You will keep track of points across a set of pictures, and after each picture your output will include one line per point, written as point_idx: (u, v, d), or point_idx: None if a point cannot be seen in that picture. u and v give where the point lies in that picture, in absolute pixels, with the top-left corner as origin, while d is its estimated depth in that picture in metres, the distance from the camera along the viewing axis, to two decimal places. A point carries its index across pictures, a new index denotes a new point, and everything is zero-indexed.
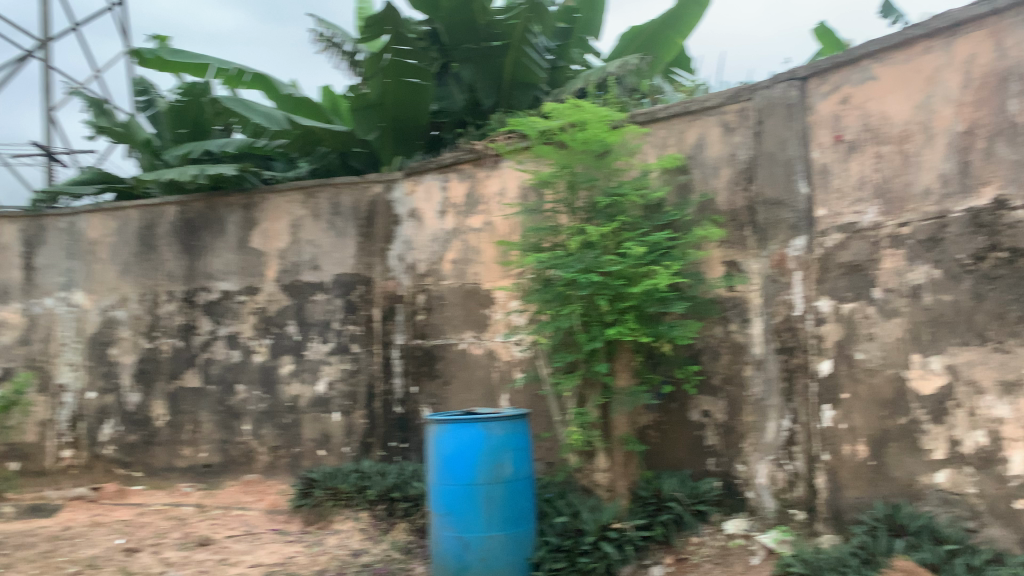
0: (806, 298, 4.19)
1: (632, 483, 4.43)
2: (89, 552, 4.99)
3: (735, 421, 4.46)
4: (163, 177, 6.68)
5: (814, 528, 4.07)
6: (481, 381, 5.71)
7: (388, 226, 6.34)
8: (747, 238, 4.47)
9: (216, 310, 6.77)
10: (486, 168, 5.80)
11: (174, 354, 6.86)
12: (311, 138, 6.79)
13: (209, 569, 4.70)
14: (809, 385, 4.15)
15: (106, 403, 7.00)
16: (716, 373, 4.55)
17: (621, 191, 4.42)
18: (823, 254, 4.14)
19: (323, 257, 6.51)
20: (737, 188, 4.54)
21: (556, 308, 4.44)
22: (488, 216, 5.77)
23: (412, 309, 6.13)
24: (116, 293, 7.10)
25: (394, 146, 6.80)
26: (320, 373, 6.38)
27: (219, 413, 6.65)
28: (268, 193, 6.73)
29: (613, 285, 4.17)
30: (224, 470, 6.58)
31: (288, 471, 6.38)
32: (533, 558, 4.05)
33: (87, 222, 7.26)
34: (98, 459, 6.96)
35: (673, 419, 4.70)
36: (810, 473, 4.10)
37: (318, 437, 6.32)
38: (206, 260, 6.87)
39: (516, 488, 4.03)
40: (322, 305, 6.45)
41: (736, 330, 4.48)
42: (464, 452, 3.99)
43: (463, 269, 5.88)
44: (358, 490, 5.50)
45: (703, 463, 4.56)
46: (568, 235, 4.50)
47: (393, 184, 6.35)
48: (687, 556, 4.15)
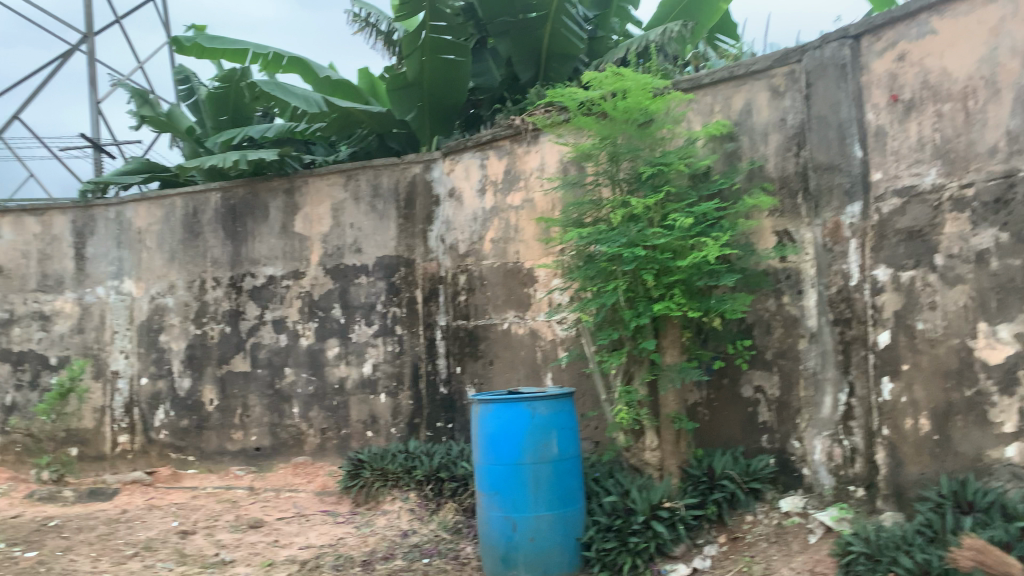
0: (863, 267, 4.02)
1: (683, 461, 4.32)
2: (145, 534, 5.08)
3: (789, 396, 4.31)
4: (205, 163, 6.71)
5: (875, 506, 3.92)
6: (526, 360, 5.64)
7: (429, 206, 6.29)
8: (799, 206, 4.30)
9: (262, 295, 6.82)
10: (525, 144, 5.70)
11: (222, 339, 6.93)
12: (350, 120, 6.76)
13: (261, 551, 4.74)
14: (867, 358, 3.98)
15: (159, 388, 7.12)
16: (769, 347, 4.39)
17: (666, 160, 4.28)
18: (880, 220, 3.96)
19: (365, 239, 6.49)
20: (787, 155, 4.36)
21: (600, 284, 4.33)
22: (528, 192, 5.68)
23: (454, 290, 6.08)
24: (165, 281, 7.19)
25: (432, 125, 6.72)
26: (366, 356, 6.38)
27: (268, 396, 6.70)
28: (309, 177, 6.72)
29: (658, 259, 4.05)
30: (274, 453, 6.65)
31: (337, 453, 6.41)
32: (582, 538, 3.98)
33: (134, 211, 7.36)
34: (152, 443, 7.10)
35: (724, 395, 4.56)
36: (870, 448, 3.95)
37: (365, 419, 6.33)
38: (250, 245, 6.90)
39: (563, 468, 3.96)
40: (365, 288, 6.44)
41: (789, 303, 4.32)
42: (509, 432, 3.93)
43: (504, 248, 5.80)
44: (406, 471, 5.49)
45: (756, 440, 4.42)
46: (612, 209, 4.37)
47: (432, 164, 6.28)
48: (741, 535, 4.04)
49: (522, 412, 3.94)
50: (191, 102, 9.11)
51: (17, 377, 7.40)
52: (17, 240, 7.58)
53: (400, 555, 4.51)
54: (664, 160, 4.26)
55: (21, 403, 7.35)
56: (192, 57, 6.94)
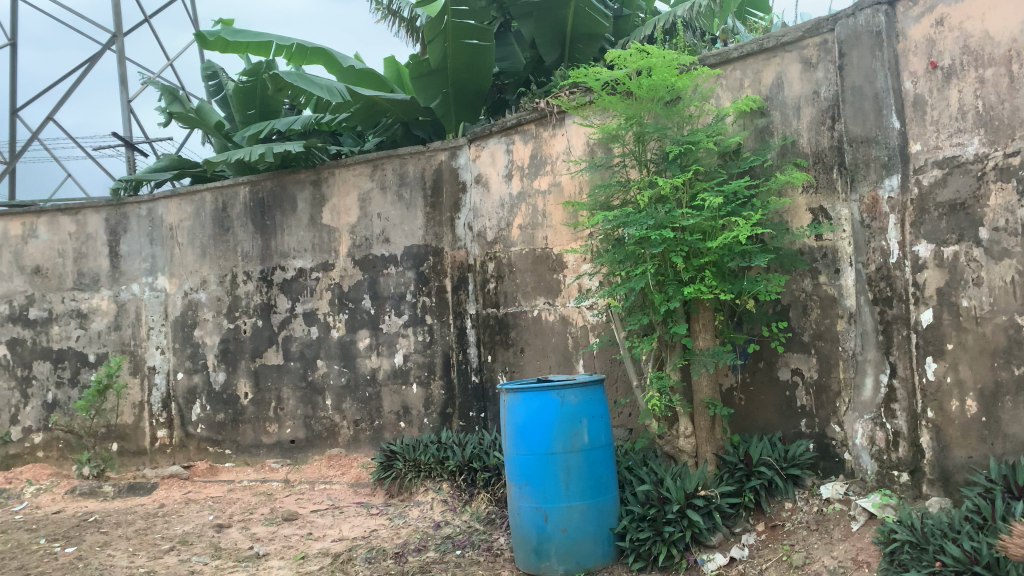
0: (902, 243, 3.85)
1: (718, 448, 4.20)
2: (181, 528, 5.12)
3: (827, 379, 4.17)
4: (232, 157, 6.71)
5: (921, 491, 3.78)
6: (557, 348, 5.56)
7: (455, 194, 6.21)
8: (834, 182, 4.14)
9: (293, 288, 6.82)
10: (551, 127, 5.59)
11: (255, 333, 6.96)
12: (374, 109, 6.71)
13: (295, 544, 4.74)
14: (909, 338, 3.82)
15: (195, 383, 7.18)
16: (805, 329, 4.25)
17: (693, 138, 4.14)
18: (920, 194, 3.79)
19: (392, 229, 6.44)
20: (821, 129, 4.20)
21: (629, 268, 4.21)
22: (554, 177, 5.57)
23: (483, 278, 6.01)
24: (197, 276, 7.24)
25: (457, 112, 6.64)
26: (397, 346, 6.35)
27: (301, 388, 6.72)
28: (335, 168, 6.70)
29: (688, 240, 3.93)
30: (309, 445, 6.67)
31: (371, 444, 6.41)
32: (616, 527, 3.90)
33: (165, 207, 7.41)
34: (190, 437, 7.17)
35: (760, 379, 4.42)
36: (913, 432, 3.80)
37: (398, 409, 6.31)
38: (280, 239, 6.91)
39: (594, 457, 3.87)
40: (394, 278, 6.41)
41: (826, 282, 4.17)
42: (538, 421, 3.85)
43: (532, 234, 5.71)
44: (438, 462, 5.44)
45: (795, 425, 4.28)
46: (639, 190, 4.25)
47: (458, 151, 6.20)
48: (780, 523, 3.91)
49: (551, 401, 3.86)
50: (219, 97, 9.15)
51: (57, 374, 7.53)
52: (53, 240, 7.69)
53: (432, 547, 4.47)
54: (692, 138, 4.13)
55: (62, 400, 7.48)
56: (216, 51, 6.92)
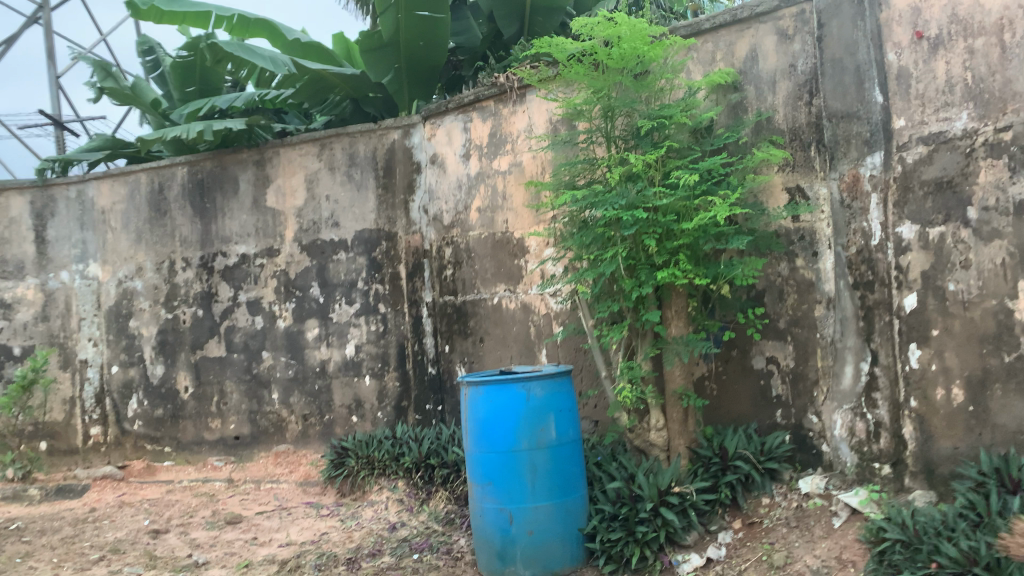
0: (885, 224, 3.67)
1: (691, 441, 3.97)
2: (112, 535, 4.71)
3: (804, 368, 3.97)
4: (167, 135, 6.24)
5: (903, 484, 3.60)
6: (518, 337, 5.28)
7: (409, 174, 5.88)
8: (812, 160, 3.93)
9: (236, 275, 6.41)
10: (511, 104, 5.29)
11: (195, 323, 6.53)
12: (322, 85, 6.32)
13: (238, 551, 4.38)
14: (892, 324, 3.64)
15: (131, 376, 6.73)
16: (782, 315, 4.03)
17: (666, 112, 3.88)
18: (904, 171, 3.60)
19: (342, 212, 6.08)
20: (797, 104, 3.98)
21: (597, 252, 3.94)
22: (515, 156, 5.28)
23: (439, 264, 5.69)
24: (132, 263, 6.77)
25: (410, 89, 6.30)
26: (348, 336, 5.99)
27: (246, 382, 6.33)
28: (280, 147, 6.30)
29: (662, 222, 3.67)
30: (255, 442, 6.28)
31: (320, 440, 6.05)
32: (586, 528, 3.65)
33: (96, 189, 6.91)
34: (126, 435, 6.72)
35: (733, 368, 4.20)
36: (896, 422, 3.62)
37: (349, 403, 5.96)
38: (221, 223, 6.49)
39: (562, 454, 3.61)
40: (344, 264, 6.04)
41: (804, 266, 3.96)
42: (501, 416, 3.57)
43: (492, 217, 5.42)
44: (393, 459, 5.14)
45: (770, 415, 4.08)
46: (608, 169, 3.98)
47: (412, 129, 5.86)
48: (758, 520, 3.71)
49: (516, 395, 3.58)
50: (157, 75, 8.62)
51: None
52: None
53: (387, 552, 4.16)
54: (664, 112, 3.88)
55: None
56: (151, 22, 6.41)
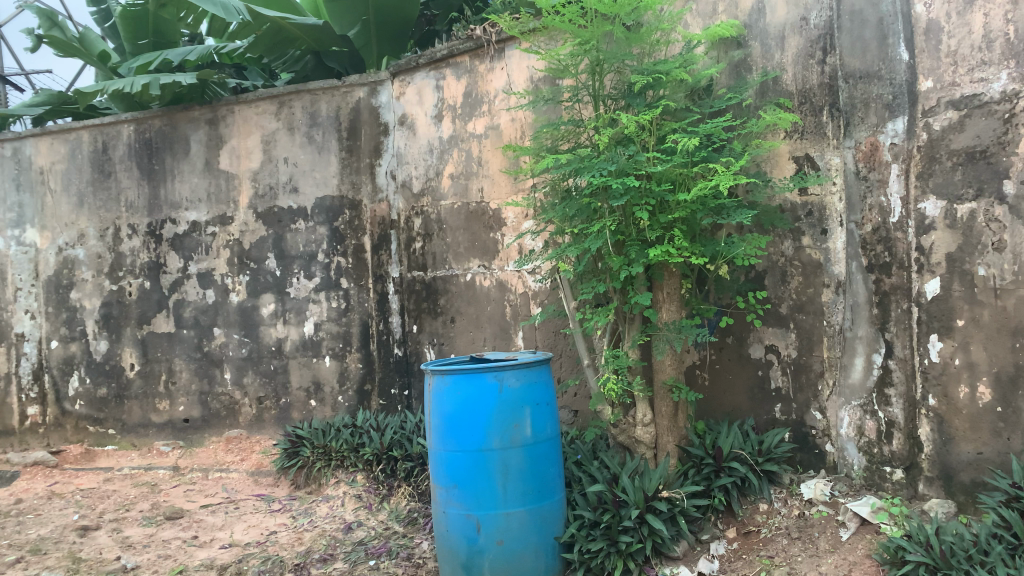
0: (906, 199, 3.26)
1: (681, 438, 3.55)
2: (35, 532, 4.22)
3: (808, 359, 3.57)
4: (110, 89, 5.67)
5: (917, 490, 3.23)
6: (492, 318, 4.84)
7: (375, 137, 5.37)
8: (824, 126, 3.50)
9: (186, 244, 5.89)
10: (488, 60, 4.83)
11: (142, 296, 6.01)
12: (282, 37, 5.76)
13: (173, 552, 3.91)
14: (910, 312, 3.25)
15: (72, 352, 6.20)
16: (785, 299, 3.62)
17: (661, 68, 3.43)
18: (930, 140, 3.18)
19: (302, 177, 5.56)
20: (807, 62, 3.54)
21: (581, 225, 3.49)
22: (492, 118, 4.82)
23: (408, 236, 5.21)
24: (73, 229, 6.22)
25: (378, 45, 5.80)
26: (307, 313, 5.51)
27: (196, 360, 5.83)
28: (235, 104, 5.76)
29: (656, 191, 3.22)
30: (205, 425, 5.80)
31: (276, 425, 5.58)
32: (563, 537, 3.23)
33: (34, 147, 6.33)
34: (67, 415, 6.21)
35: (728, 357, 3.77)
36: (911, 422, 3.25)
37: (308, 385, 5.49)
38: (170, 186, 5.95)
39: (537, 453, 3.18)
40: (304, 234, 5.54)
41: (810, 245, 3.54)
42: (470, 411, 3.13)
43: (465, 185, 4.95)
44: (353, 450, 4.68)
45: (768, 410, 3.67)
46: (595, 130, 3.53)
47: (379, 87, 5.35)
48: (754, 529, 3.30)
49: (486, 386, 3.14)
50: (108, 26, 7.98)
51: None
52: None
53: (341, 556, 3.71)
54: (658, 67, 3.43)
55: None
56: None
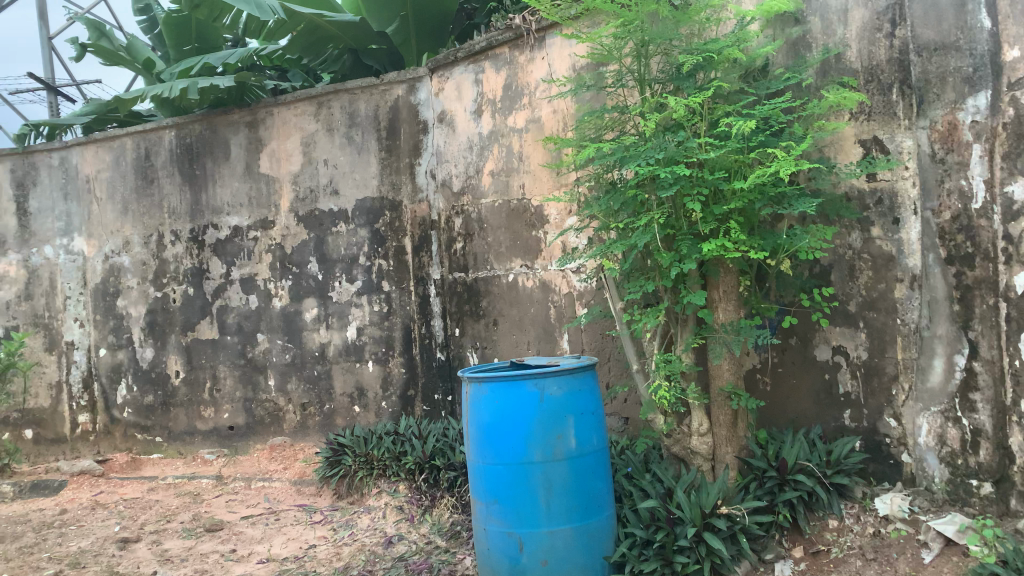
0: (991, 182, 2.93)
1: (741, 449, 3.28)
2: (76, 545, 4.16)
3: (880, 361, 3.27)
4: (149, 94, 5.62)
5: (1009, 506, 2.90)
6: (536, 320, 4.62)
7: (414, 135, 5.20)
8: (893, 105, 3.20)
9: (228, 249, 5.82)
10: (528, 50, 4.62)
11: (186, 303, 5.96)
12: (320, 35, 5.64)
13: (210, 567, 3.79)
14: (997, 308, 2.92)
15: (119, 360, 6.19)
16: (853, 296, 3.32)
17: (713, 47, 3.18)
18: (1017, 115, 2.85)
19: (341, 178, 5.43)
20: (874, 36, 3.24)
21: (628, 220, 3.25)
22: (532, 111, 4.60)
23: (449, 236, 5.03)
24: (119, 237, 6.21)
25: (417, 40, 5.65)
26: (349, 318, 5.37)
27: (240, 367, 5.75)
28: (274, 106, 5.66)
29: (709, 181, 2.97)
30: (250, 432, 5.71)
31: (320, 432, 5.46)
32: (613, 556, 3.00)
33: (80, 155, 6.34)
34: (116, 423, 6.20)
35: (791, 359, 3.49)
36: (1001, 431, 2.91)
37: (351, 392, 5.35)
38: (212, 191, 5.89)
39: (583, 466, 2.95)
40: (345, 237, 5.41)
41: (881, 236, 3.24)
42: (509, 421, 2.92)
43: (507, 182, 4.74)
44: (394, 459, 4.51)
45: (836, 416, 3.38)
46: (641, 117, 3.29)
47: (417, 84, 5.18)
48: (824, 548, 3.01)
49: (527, 395, 2.92)
50: (153, 34, 7.99)
51: None
52: None
53: (379, 573, 3.53)
54: (709, 47, 3.18)
55: None
56: None
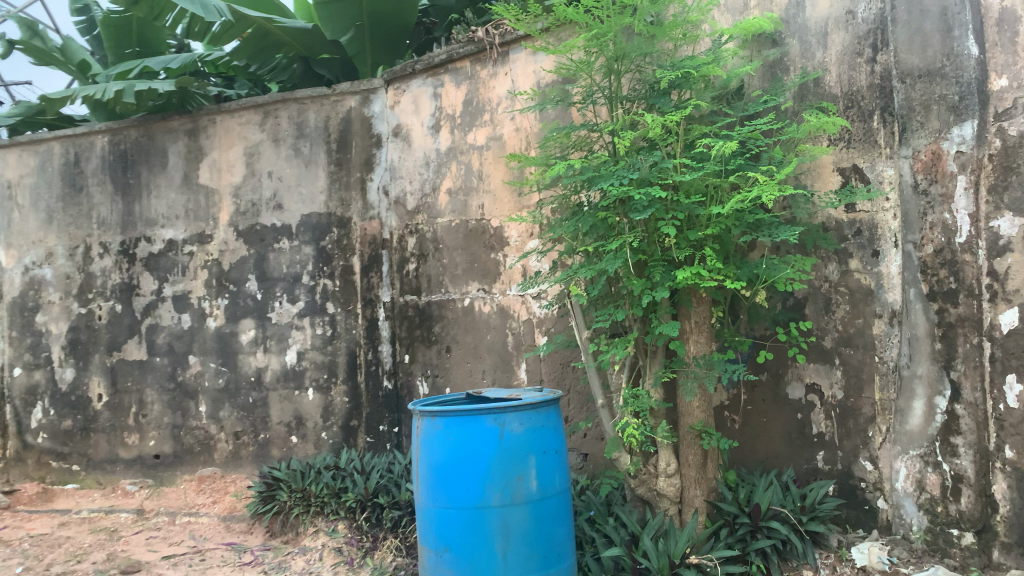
0: (975, 216, 2.82)
1: (710, 492, 3.06)
2: None
3: (856, 400, 3.10)
4: (81, 95, 5.24)
5: (990, 559, 2.73)
6: (492, 347, 4.37)
7: (367, 149, 4.93)
8: (874, 133, 3.06)
9: (160, 265, 5.43)
10: (490, 65, 4.42)
11: (112, 321, 5.53)
12: (269, 41, 5.35)
13: None
14: (981, 348, 2.78)
15: (35, 381, 5.72)
16: (829, 332, 3.16)
17: (690, 64, 2.99)
18: (1004, 147, 2.75)
19: (286, 192, 5.11)
20: (855, 61, 3.12)
21: (596, 243, 3.03)
22: (494, 128, 4.39)
23: (400, 257, 4.76)
24: (41, 247, 5.76)
25: (373, 52, 5.40)
26: (289, 341, 5.03)
27: (169, 391, 5.34)
28: (216, 114, 5.33)
29: (686, 204, 2.77)
30: (177, 462, 5.29)
31: (254, 463, 5.08)
32: None
33: (2, 159, 5.90)
34: (28, 450, 5.71)
35: (762, 397, 3.30)
36: (983, 478, 2.76)
37: (289, 420, 5.00)
38: (145, 202, 5.51)
39: (544, 511, 2.70)
40: (288, 254, 5.08)
41: (859, 269, 3.09)
42: (464, 460, 2.65)
43: (464, 202, 4.51)
44: (334, 496, 4.18)
45: (809, 458, 3.20)
46: (613, 134, 3.08)
47: (372, 96, 4.92)
48: None
49: (485, 431, 2.65)
50: (90, 36, 7.57)
51: None
52: None
53: None
54: (686, 63, 3.00)
55: None
56: None
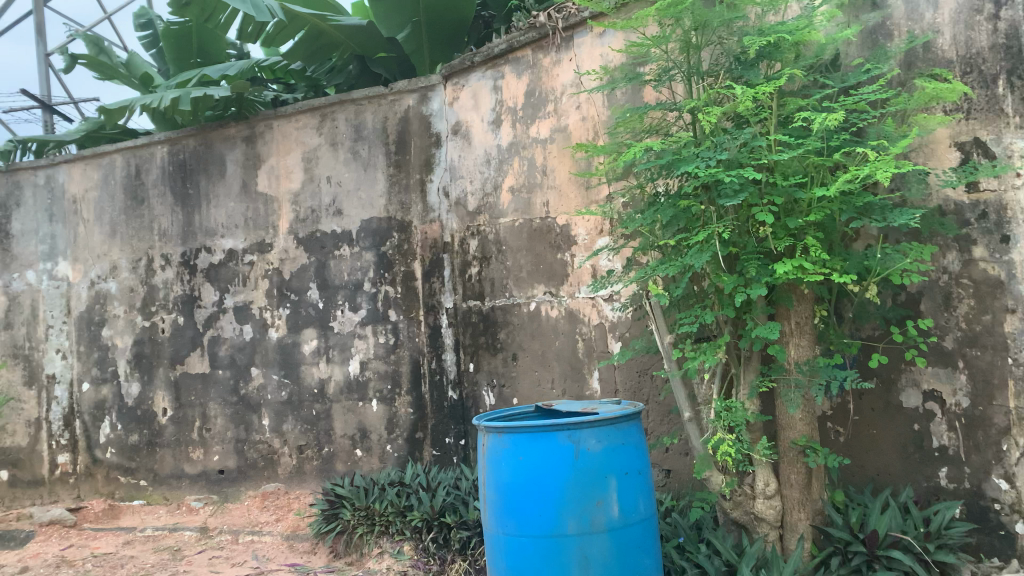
0: None
1: (816, 515, 2.70)
2: None
3: (987, 409, 2.69)
4: (139, 104, 5.17)
5: None
6: (562, 354, 4.07)
7: (426, 149, 4.70)
8: (1000, 100, 2.69)
9: (221, 275, 5.32)
10: (554, 51, 4.14)
11: (175, 333, 5.44)
12: (325, 41, 5.19)
13: None
14: None
15: (103, 396, 5.67)
16: (951, 330, 2.76)
17: (781, 28, 2.65)
18: None
19: (345, 197, 4.93)
20: (973, 19, 2.74)
21: (677, 237, 2.70)
22: (559, 119, 4.11)
23: (463, 260, 4.50)
24: (106, 261, 5.72)
25: (430, 49, 5.18)
26: (352, 351, 4.83)
27: (232, 405, 5.21)
28: (273, 119, 5.19)
29: (784, 187, 2.43)
30: (241, 478, 5.15)
31: (318, 478, 4.89)
32: None
33: (66, 174, 5.89)
34: (97, 465, 5.66)
35: (872, 406, 2.91)
36: None
37: (353, 433, 4.79)
38: (205, 212, 5.40)
39: (627, 541, 2.38)
40: (348, 261, 4.89)
41: (985, 257, 2.70)
42: (536, 483, 2.36)
43: (529, 200, 4.22)
44: (399, 514, 3.94)
45: (930, 476, 2.80)
46: (693, 114, 2.76)
47: (430, 93, 4.69)
48: None
49: (558, 449, 2.36)
50: (154, 51, 7.59)
51: None
52: None
53: None
54: (777, 29, 2.66)
55: None
56: None
